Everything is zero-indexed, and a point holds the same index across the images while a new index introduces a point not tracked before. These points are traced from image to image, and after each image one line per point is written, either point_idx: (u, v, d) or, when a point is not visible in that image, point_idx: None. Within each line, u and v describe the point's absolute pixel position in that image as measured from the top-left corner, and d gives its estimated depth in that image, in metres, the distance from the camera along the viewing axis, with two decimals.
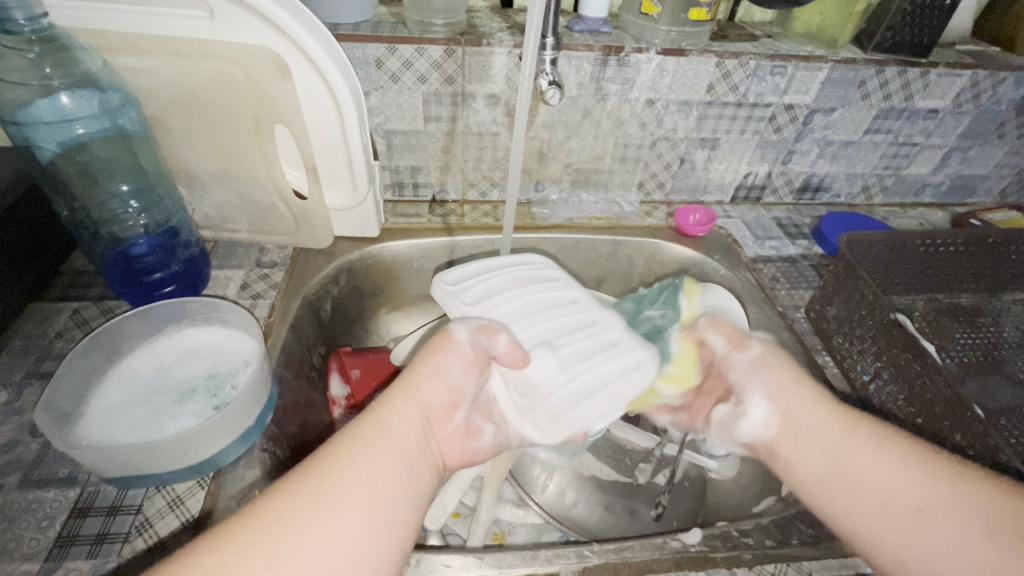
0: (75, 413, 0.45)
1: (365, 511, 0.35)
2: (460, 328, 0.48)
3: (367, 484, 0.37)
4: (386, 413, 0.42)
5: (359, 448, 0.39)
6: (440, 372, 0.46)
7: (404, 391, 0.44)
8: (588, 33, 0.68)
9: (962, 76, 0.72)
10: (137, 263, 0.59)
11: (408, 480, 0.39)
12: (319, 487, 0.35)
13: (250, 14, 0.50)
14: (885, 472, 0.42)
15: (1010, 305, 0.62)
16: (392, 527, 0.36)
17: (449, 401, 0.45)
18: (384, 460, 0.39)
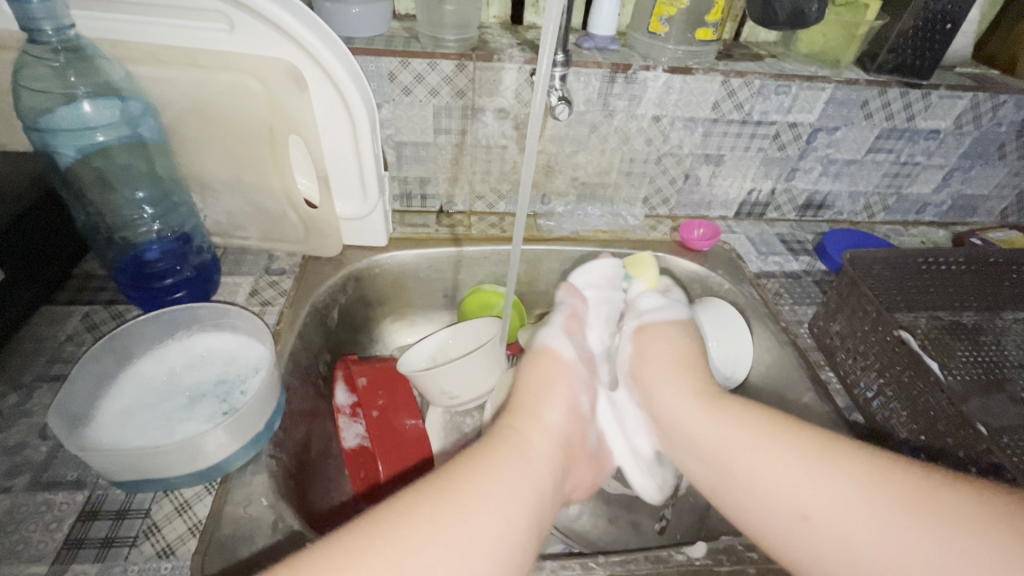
0: (86, 417, 0.45)
1: (500, 539, 0.37)
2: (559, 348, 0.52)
3: (501, 518, 0.38)
4: (525, 442, 0.44)
5: (501, 477, 0.40)
6: (569, 396, 0.49)
7: (536, 420, 0.46)
8: (597, 51, 0.69)
9: (963, 98, 0.73)
10: (149, 269, 0.60)
11: (538, 510, 0.41)
12: (441, 517, 0.37)
13: (268, 27, 0.52)
14: (783, 479, 0.42)
15: (1011, 324, 0.63)
16: (530, 549, 0.39)
17: (574, 429, 0.48)
18: (514, 489, 0.40)
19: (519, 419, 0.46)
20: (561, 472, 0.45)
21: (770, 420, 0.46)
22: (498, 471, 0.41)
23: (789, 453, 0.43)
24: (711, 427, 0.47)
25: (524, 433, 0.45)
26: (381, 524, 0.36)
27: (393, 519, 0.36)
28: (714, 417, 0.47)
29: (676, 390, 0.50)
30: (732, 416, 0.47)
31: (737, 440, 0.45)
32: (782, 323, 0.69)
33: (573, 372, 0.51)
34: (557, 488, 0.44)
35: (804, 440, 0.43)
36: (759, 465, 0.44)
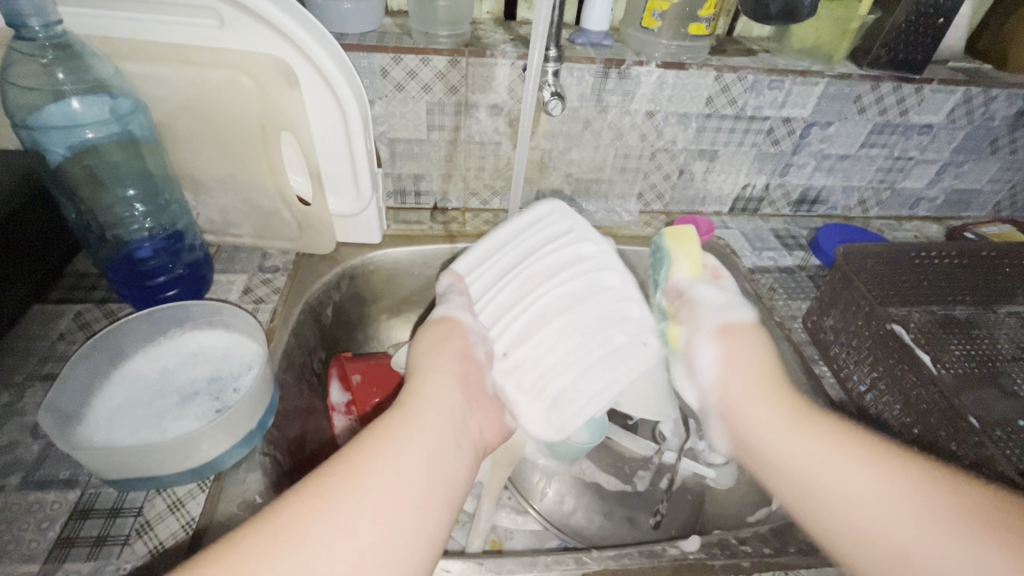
0: (77, 415, 0.45)
1: (392, 495, 0.34)
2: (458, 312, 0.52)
3: (391, 477, 0.35)
4: (424, 401, 0.41)
5: (390, 438, 0.37)
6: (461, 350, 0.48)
7: (433, 379, 0.44)
8: (590, 46, 0.69)
9: (956, 93, 0.74)
10: (141, 267, 0.60)
11: (435, 461, 0.37)
12: (343, 478, 0.34)
13: (260, 24, 0.51)
14: (821, 471, 0.40)
15: (1005, 319, 0.63)
16: (426, 500, 0.35)
17: (470, 380, 0.46)
18: (411, 448, 0.37)
19: (413, 383, 0.44)
20: (463, 420, 0.43)
21: (830, 424, 0.43)
22: (390, 430, 0.38)
23: (837, 445, 0.41)
24: (778, 425, 0.44)
25: (423, 391, 0.43)
26: (329, 473, 0.34)
27: (338, 480, 0.34)
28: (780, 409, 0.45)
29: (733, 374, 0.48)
30: (794, 423, 0.44)
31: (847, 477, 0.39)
32: (777, 318, 0.69)
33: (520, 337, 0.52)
34: (459, 436, 0.41)
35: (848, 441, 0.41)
36: (808, 470, 0.40)
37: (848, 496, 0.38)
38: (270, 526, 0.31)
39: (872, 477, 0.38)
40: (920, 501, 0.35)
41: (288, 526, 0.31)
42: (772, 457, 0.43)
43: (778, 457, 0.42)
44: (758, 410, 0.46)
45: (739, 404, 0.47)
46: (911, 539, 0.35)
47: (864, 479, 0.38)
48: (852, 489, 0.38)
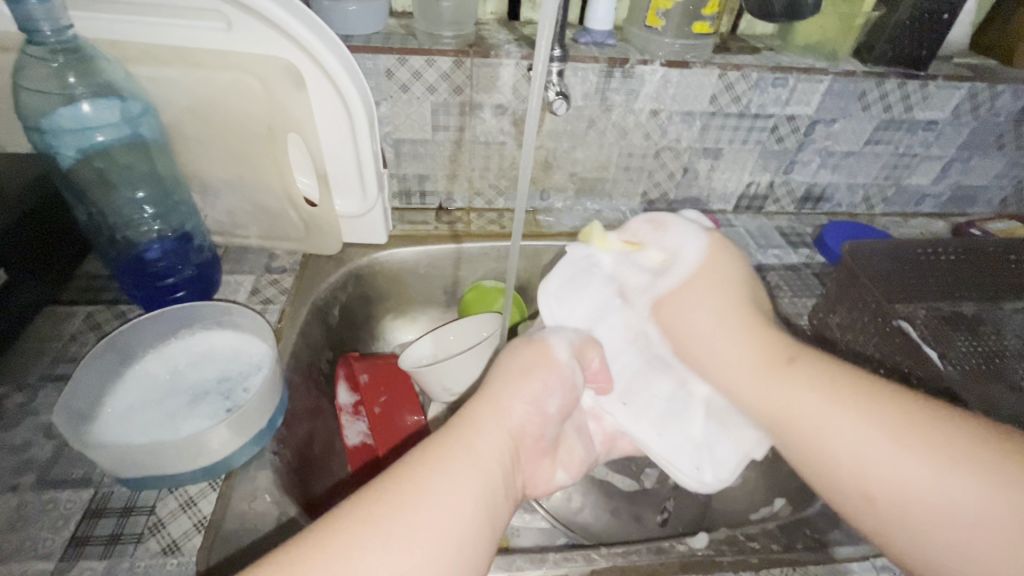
0: (91, 415, 0.46)
1: (439, 537, 0.33)
2: (560, 342, 0.44)
3: (440, 524, 0.33)
4: (474, 432, 0.38)
5: (445, 477, 0.35)
6: (540, 396, 0.41)
7: (497, 415, 0.40)
8: (593, 45, 0.69)
9: (961, 89, 0.73)
10: (150, 268, 0.60)
11: (484, 502, 0.36)
12: (383, 515, 0.33)
13: (265, 26, 0.52)
14: (839, 425, 0.38)
15: (1011, 315, 0.61)
16: (477, 542, 0.34)
17: (541, 426, 0.41)
18: (461, 495, 0.35)
19: (476, 409, 0.40)
20: (515, 470, 0.39)
21: (827, 366, 0.41)
22: (435, 466, 0.36)
23: (830, 400, 0.39)
24: (755, 366, 0.42)
25: (477, 422, 0.39)
26: (370, 507, 0.33)
27: (376, 514, 0.33)
28: (760, 354, 0.43)
29: (711, 305, 0.45)
30: (782, 362, 0.42)
31: (807, 399, 0.40)
32: (782, 316, 0.70)
33: (558, 377, 0.42)
34: (509, 482, 0.38)
35: (851, 381, 0.40)
36: (815, 422, 0.39)
37: (860, 443, 0.38)
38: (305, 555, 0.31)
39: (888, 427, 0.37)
40: (932, 460, 0.36)
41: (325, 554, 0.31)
42: (728, 387, 0.44)
43: (772, 407, 0.41)
44: (729, 345, 0.44)
45: (679, 323, 0.46)
46: (929, 487, 0.35)
47: (877, 428, 0.38)
48: (874, 436, 0.37)
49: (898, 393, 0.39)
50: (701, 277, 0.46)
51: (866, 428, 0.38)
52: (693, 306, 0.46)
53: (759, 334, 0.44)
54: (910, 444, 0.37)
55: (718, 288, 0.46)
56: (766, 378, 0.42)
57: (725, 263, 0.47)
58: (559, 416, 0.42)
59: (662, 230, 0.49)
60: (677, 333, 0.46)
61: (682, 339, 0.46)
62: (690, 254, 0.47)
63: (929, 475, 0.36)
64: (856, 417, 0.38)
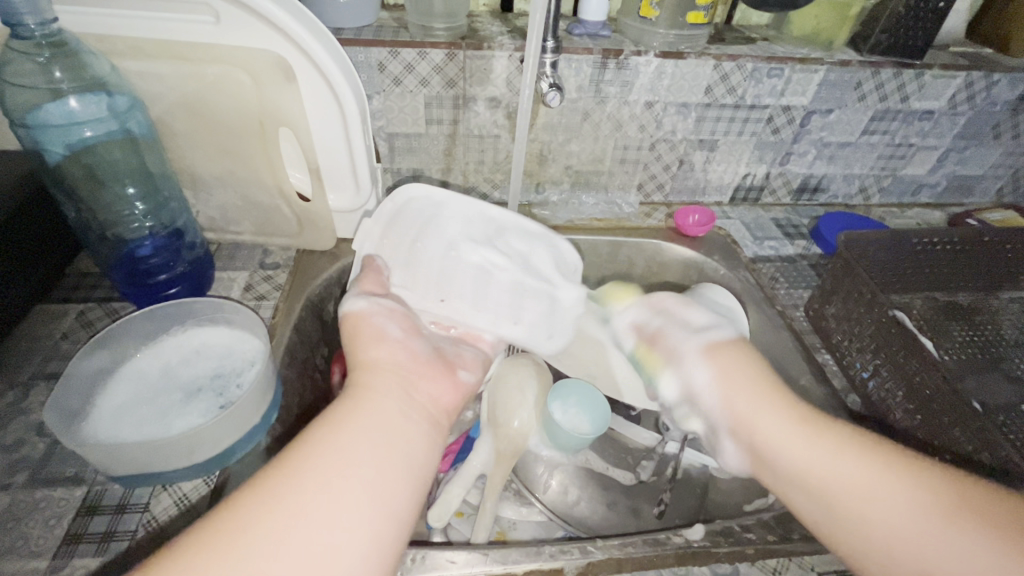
0: (82, 413, 0.45)
1: (339, 477, 0.34)
2: (358, 303, 0.49)
3: (333, 465, 0.34)
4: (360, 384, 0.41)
5: (332, 424, 0.37)
6: (382, 334, 0.46)
7: (363, 367, 0.43)
8: (587, 37, 0.69)
9: (957, 78, 0.73)
10: (143, 265, 0.59)
11: (383, 429, 0.38)
12: (279, 482, 0.33)
13: (253, 19, 0.51)
14: (839, 477, 0.40)
15: (1007, 304, 0.62)
16: (375, 469, 0.35)
17: (411, 364, 0.45)
18: (355, 435, 0.36)
19: (351, 374, 0.43)
20: (409, 400, 0.42)
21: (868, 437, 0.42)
22: (322, 425, 0.37)
23: (867, 470, 0.40)
24: (794, 432, 0.43)
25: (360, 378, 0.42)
26: (264, 478, 0.33)
27: (272, 483, 0.33)
28: (793, 421, 0.44)
29: (736, 388, 0.48)
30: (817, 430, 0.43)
31: (843, 470, 0.40)
32: (778, 307, 0.69)
33: (378, 315, 0.48)
34: (404, 412, 0.40)
35: (889, 458, 0.40)
36: (851, 499, 0.39)
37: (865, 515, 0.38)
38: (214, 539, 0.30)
39: (911, 504, 0.37)
40: (953, 527, 0.35)
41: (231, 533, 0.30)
42: (771, 455, 0.44)
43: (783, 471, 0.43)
44: (761, 416, 0.45)
45: (756, 438, 0.45)
46: (945, 555, 0.35)
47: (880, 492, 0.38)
48: (876, 498, 0.38)
49: (946, 478, 0.38)
50: (740, 364, 0.49)
51: (897, 499, 0.38)
52: (733, 393, 0.48)
53: (794, 410, 0.45)
54: (959, 524, 0.35)
55: (744, 374, 0.48)
56: (799, 442, 0.43)
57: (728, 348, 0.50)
58: (409, 334, 0.49)
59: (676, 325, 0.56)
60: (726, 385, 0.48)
61: (745, 434, 0.46)
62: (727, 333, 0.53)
63: (920, 534, 0.36)
64: (895, 490, 0.38)
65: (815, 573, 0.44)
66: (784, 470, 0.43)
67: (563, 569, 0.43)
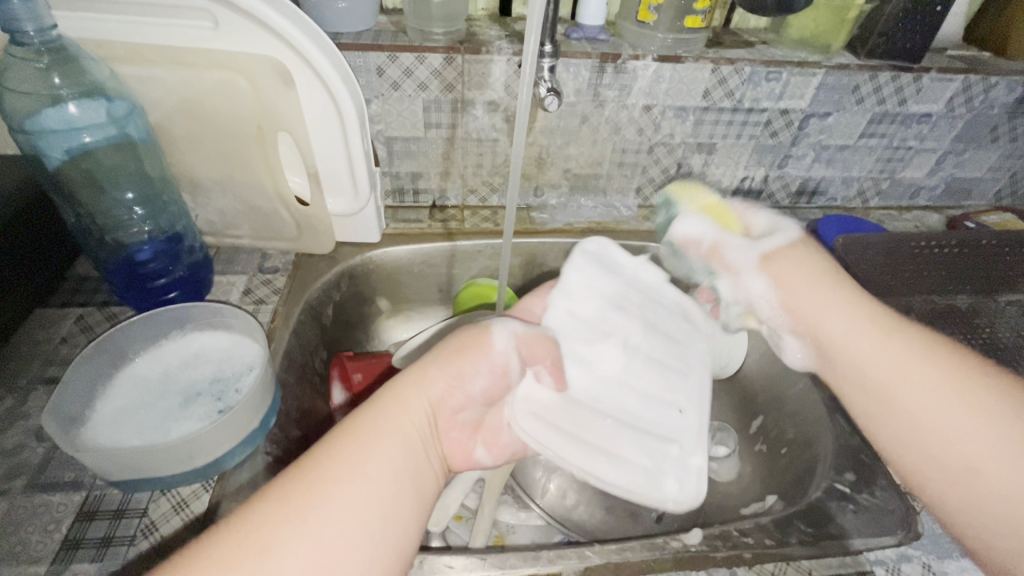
0: (82, 418, 0.45)
1: (367, 509, 0.33)
2: (497, 333, 0.45)
3: (363, 486, 0.34)
4: (383, 403, 0.39)
5: (360, 445, 0.36)
6: (457, 372, 0.43)
7: (413, 391, 0.41)
8: (586, 41, 0.69)
9: (954, 81, 0.73)
10: (142, 270, 0.59)
11: (400, 466, 0.36)
12: (287, 513, 0.32)
13: (254, 24, 0.51)
14: (931, 407, 0.43)
15: (1007, 307, 0.61)
16: (401, 506, 0.35)
17: (460, 404, 0.43)
18: (383, 464, 0.36)
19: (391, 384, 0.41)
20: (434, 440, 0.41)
21: (908, 343, 0.46)
22: (340, 449, 0.36)
23: (949, 381, 0.43)
24: (887, 350, 0.46)
25: (379, 403, 0.39)
26: (291, 492, 0.33)
27: (282, 509, 0.32)
28: (900, 340, 0.46)
29: (859, 318, 0.48)
30: (899, 342, 0.47)
31: (919, 391, 0.44)
32: None
33: (485, 361, 0.44)
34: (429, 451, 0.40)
35: (953, 371, 0.44)
36: (909, 420, 0.44)
37: (942, 435, 0.42)
38: (216, 558, 0.29)
39: (980, 418, 0.41)
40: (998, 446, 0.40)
41: (234, 558, 0.29)
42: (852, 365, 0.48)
43: (880, 376, 0.46)
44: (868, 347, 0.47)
45: (837, 340, 0.49)
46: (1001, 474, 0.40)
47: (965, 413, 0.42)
48: (977, 433, 0.41)
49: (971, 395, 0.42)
50: (798, 273, 0.52)
51: (964, 416, 0.42)
52: (836, 315, 0.49)
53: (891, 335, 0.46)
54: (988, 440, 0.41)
55: (826, 276, 0.51)
56: (899, 354, 0.46)
57: (807, 253, 0.53)
58: (486, 397, 0.45)
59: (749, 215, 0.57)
60: (785, 282, 0.52)
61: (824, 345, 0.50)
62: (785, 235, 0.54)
63: (986, 440, 0.41)
64: (962, 406, 0.42)
65: None
66: (854, 381, 0.48)
67: (562, 573, 0.43)
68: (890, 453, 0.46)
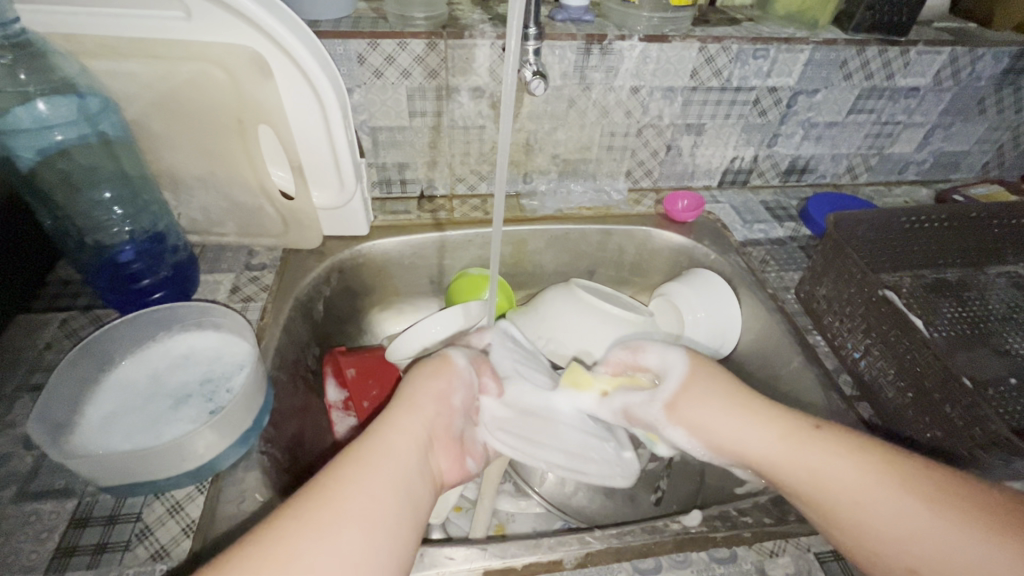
0: (69, 424, 0.44)
1: (374, 523, 0.34)
2: (458, 354, 0.50)
3: (368, 503, 0.35)
4: (381, 430, 0.41)
5: (362, 466, 0.37)
6: (445, 392, 0.45)
7: (407, 407, 0.43)
8: (571, 22, 0.67)
9: (942, 53, 0.73)
10: (125, 271, 0.57)
11: (399, 488, 0.37)
12: (287, 539, 0.31)
13: (226, 14, 0.49)
14: (841, 482, 0.41)
15: (993, 279, 0.65)
16: (403, 526, 0.35)
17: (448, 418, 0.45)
18: (386, 482, 0.37)
19: (390, 408, 0.43)
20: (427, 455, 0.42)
21: (853, 434, 0.43)
22: (342, 473, 0.36)
23: (864, 470, 0.41)
24: (783, 431, 0.44)
25: (382, 431, 0.40)
26: (300, 510, 0.33)
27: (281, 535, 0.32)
28: (785, 422, 0.45)
29: (717, 395, 0.48)
30: (808, 428, 0.44)
31: (842, 471, 0.41)
32: (769, 290, 0.68)
33: (457, 379, 0.47)
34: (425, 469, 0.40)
35: (888, 458, 0.41)
36: (849, 499, 0.40)
37: (892, 535, 0.38)
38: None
39: (921, 512, 0.38)
40: (943, 517, 0.37)
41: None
42: (771, 465, 0.44)
43: (789, 469, 0.43)
44: (747, 429, 0.46)
45: (754, 447, 0.45)
46: (973, 551, 0.36)
47: (890, 504, 0.39)
48: (912, 536, 0.37)
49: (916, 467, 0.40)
50: (696, 377, 0.50)
51: (904, 505, 0.38)
52: (698, 402, 0.48)
53: (779, 416, 0.45)
54: (946, 513, 0.37)
55: (716, 373, 0.50)
56: (790, 443, 0.44)
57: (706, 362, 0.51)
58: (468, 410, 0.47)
59: (639, 357, 0.54)
60: (702, 430, 0.48)
61: (698, 430, 0.48)
62: (675, 365, 0.51)
63: (942, 532, 0.37)
64: (891, 491, 0.39)
65: (812, 552, 0.44)
66: (785, 475, 0.44)
67: (563, 561, 0.43)
68: (830, 530, 0.41)
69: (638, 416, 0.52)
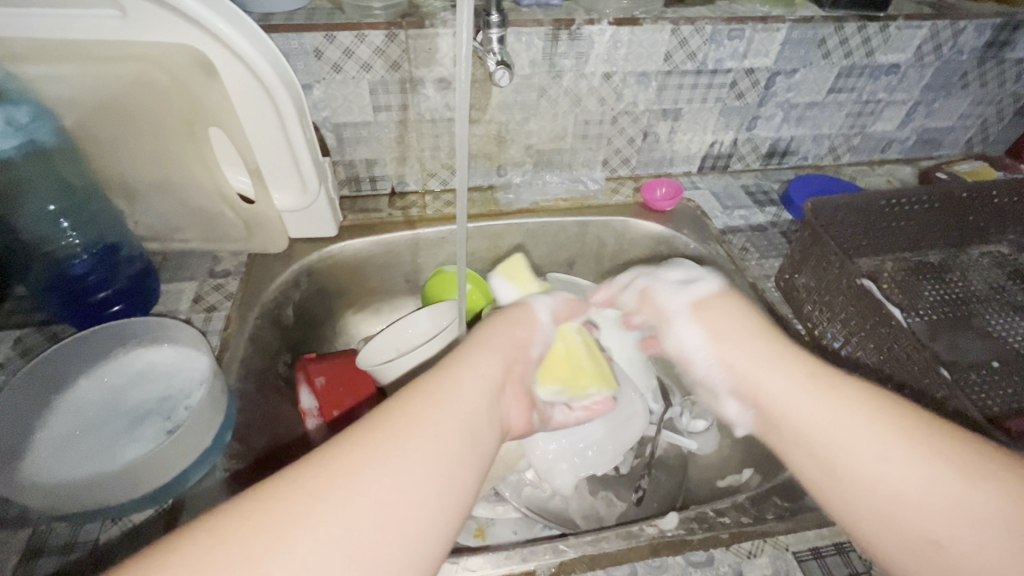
0: (17, 452, 0.42)
1: (440, 459, 0.32)
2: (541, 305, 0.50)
3: (439, 440, 0.33)
4: (453, 370, 0.38)
5: (437, 400, 0.35)
6: (523, 338, 0.46)
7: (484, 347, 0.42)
8: (537, 8, 0.65)
9: (923, 28, 0.70)
10: (79, 285, 0.55)
11: (468, 427, 0.35)
12: (363, 452, 0.30)
13: (160, 8, 0.46)
14: (857, 445, 0.37)
15: (976, 259, 0.63)
16: (466, 468, 0.33)
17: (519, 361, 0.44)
18: (458, 417, 0.35)
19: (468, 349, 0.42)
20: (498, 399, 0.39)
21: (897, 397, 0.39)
22: (424, 400, 0.35)
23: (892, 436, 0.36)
24: (809, 383, 0.41)
25: (458, 370, 0.39)
26: (382, 428, 0.32)
27: (342, 468, 0.30)
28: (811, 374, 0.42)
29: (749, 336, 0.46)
30: (835, 375, 0.41)
31: (869, 436, 0.36)
32: (750, 279, 0.67)
33: (532, 320, 0.48)
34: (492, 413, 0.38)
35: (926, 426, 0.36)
36: (864, 464, 0.36)
37: (908, 504, 0.34)
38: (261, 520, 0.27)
39: (942, 479, 0.33)
40: (970, 495, 0.33)
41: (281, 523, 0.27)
42: (794, 419, 0.41)
43: (810, 418, 0.40)
44: (780, 380, 0.42)
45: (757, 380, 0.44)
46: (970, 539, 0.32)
47: (918, 469, 0.34)
48: (931, 502, 0.33)
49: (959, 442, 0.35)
50: (728, 299, 0.50)
51: (930, 477, 0.34)
52: (715, 319, 0.48)
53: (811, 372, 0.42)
54: (983, 491, 0.33)
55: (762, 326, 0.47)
56: (818, 391, 0.40)
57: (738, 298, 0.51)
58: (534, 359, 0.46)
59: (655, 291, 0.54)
60: (720, 329, 0.47)
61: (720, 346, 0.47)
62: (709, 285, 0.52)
63: (959, 509, 0.33)
64: (915, 458, 0.35)
65: (790, 552, 0.43)
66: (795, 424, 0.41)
67: (536, 572, 0.42)
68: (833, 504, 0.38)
69: (657, 300, 0.53)
